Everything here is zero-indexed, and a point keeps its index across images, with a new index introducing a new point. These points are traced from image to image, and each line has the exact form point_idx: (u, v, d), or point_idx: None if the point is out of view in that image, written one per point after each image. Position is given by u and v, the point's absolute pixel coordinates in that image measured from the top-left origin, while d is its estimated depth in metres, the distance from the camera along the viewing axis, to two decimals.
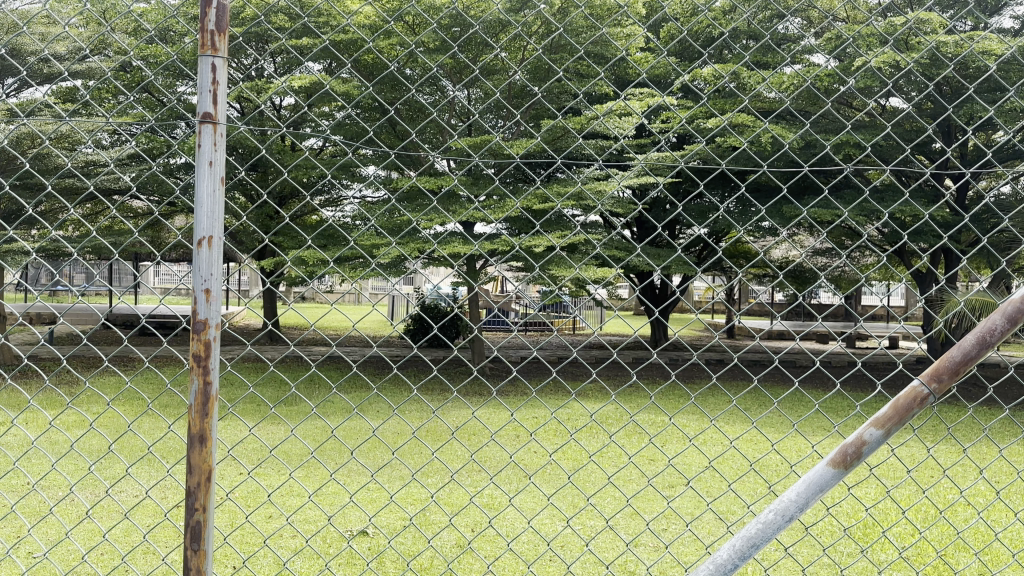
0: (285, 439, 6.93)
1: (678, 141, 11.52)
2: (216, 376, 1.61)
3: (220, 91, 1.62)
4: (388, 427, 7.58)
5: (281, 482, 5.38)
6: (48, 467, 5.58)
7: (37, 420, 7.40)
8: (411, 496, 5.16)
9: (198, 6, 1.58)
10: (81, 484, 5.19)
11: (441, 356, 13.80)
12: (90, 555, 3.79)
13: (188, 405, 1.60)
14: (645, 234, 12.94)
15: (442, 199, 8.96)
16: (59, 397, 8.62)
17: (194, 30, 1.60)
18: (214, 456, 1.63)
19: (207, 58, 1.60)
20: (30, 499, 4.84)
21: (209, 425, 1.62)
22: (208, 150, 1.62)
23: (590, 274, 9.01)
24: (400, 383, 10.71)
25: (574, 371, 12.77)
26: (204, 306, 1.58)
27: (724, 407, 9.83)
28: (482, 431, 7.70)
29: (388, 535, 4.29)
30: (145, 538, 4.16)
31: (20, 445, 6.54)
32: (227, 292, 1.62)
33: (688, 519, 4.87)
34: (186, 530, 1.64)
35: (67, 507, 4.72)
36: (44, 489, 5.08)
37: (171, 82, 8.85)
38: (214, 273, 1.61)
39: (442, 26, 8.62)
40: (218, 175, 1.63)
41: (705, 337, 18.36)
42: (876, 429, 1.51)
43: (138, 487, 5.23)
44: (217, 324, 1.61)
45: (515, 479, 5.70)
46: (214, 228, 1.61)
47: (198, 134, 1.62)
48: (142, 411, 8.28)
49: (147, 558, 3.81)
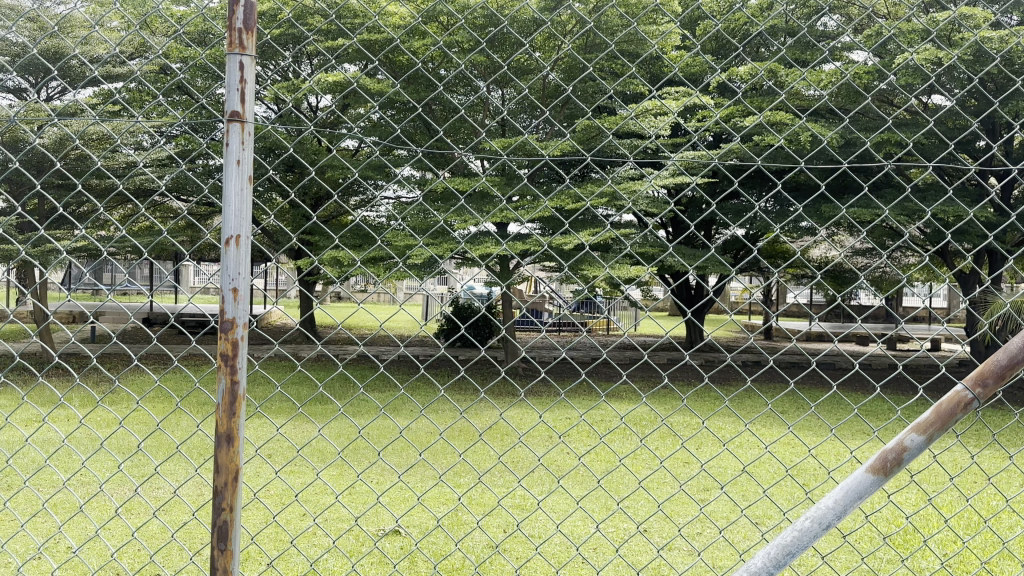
0: (313, 438, 6.99)
1: (712, 140, 11.38)
2: (244, 375, 1.61)
3: (247, 90, 1.62)
4: (415, 426, 7.65)
5: (311, 480, 5.43)
6: (77, 465, 5.71)
7: (68, 417, 7.57)
8: (440, 495, 5.19)
9: (226, 5, 1.59)
10: (112, 480, 5.30)
11: (472, 356, 13.92)
12: (120, 552, 3.86)
13: (216, 405, 1.60)
14: (679, 233, 12.81)
15: (472, 199, 8.96)
16: (90, 396, 8.82)
17: (222, 29, 1.60)
18: (241, 456, 1.63)
19: (234, 57, 1.60)
20: (63, 495, 4.95)
21: (237, 425, 1.62)
22: (235, 149, 1.62)
23: (622, 273, 8.97)
24: (429, 383, 10.84)
25: (607, 372, 12.76)
26: (231, 305, 1.59)
27: (760, 410, 9.74)
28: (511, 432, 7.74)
29: (417, 535, 4.31)
30: (171, 535, 4.21)
31: (51, 441, 6.70)
32: (255, 291, 1.62)
33: (722, 523, 4.81)
34: (213, 530, 1.64)
35: (97, 504, 4.83)
36: (76, 486, 5.19)
37: (205, 83, 8.94)
38: (242, 271, 1.60)
39: (474, 24, 8.65)
40: (246, 174, 1.63)
41: (739, 338, 18.22)
42: (918, 435, 1.45)
43: (166, 484, 5.31)
44: (246, 324, 1.62)
45: (546, 480, 5.70)
46: (242, 227, 1.62)
47: (225, 132, 1.62)
48: (171, 409, 8.41)
49: (176, 556, 3.87)
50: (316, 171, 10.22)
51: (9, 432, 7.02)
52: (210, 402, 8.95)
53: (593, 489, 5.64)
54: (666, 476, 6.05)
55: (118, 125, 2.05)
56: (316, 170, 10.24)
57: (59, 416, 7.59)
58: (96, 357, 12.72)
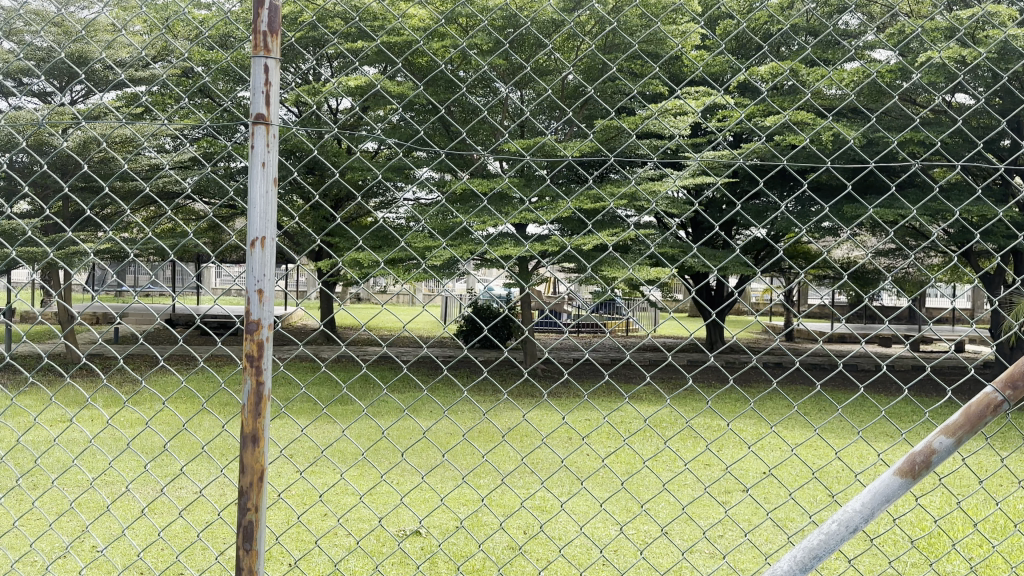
0: (336, 438, 7.03)
1: (734, 140, 11.29)
2: (269, 376, 1.62)
3: (272, 92, 1.63)
4: (437, 428, 7.67)
5: (333, 481, 5.47)
6: (105, 465, 5.79)
7: (96, 418, 7.67)
8: (462, 496, 5.20)
9: (251, 8, 1.60)
10: (138, 480, 5.36)
11: (493, 357, 13.94)
12: (147, 551, 3.91)
13: (242, 405, 1.61)
14: (700, 234, 12.73)
15: (493, 201, 8.96)
16: (117, 396, 8.93)
17: (247, 32, 1.61)
18: (266, 456, 1.64)
19: (259, 59, 1.61)
20: (90, 495, 5.01)
21: (261, 425, 1.62)
22: (260, 151, 1.63)
23: (643, 275, 8.92)
24: (450, 385, 10.86)
25: (628, 374, 12.72)
26: (256, 306, 1.60)
27: (784, 412, 9.66)
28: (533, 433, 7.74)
29: (439, 536, 4.33)
30: (197, 535, 4.26)
31: (79, 441, 6.80)
32: (279, 292, 1.63)
33: (745, 526, 4.78)
34: (238, 530, 1.65)
35: (125, 503, 4.90)
36: (102, 485, 5.25)
37: (227, 87, 9.01)
38: (267, 273, 1.61)
39: (494, 25, 8.65)
40: (270, 176, 1.64)
41: (762, 340, 18.09)
42: (946, 437, 1.43)
43: (191, 484, 5.37)
44: (270, 324, 1.63)
45: (568, 482, 5.69)
46: (266, 229, 1.62)
47: (250, 134, 1.63)
48: (195, 410, 8.49)
49: (201, 555, 3.92)
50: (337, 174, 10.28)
51: (38, 432, 7.13)
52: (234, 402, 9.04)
53: (615, 491, 5.63)
54: (688, 478, 6.02)
55: (145, 128, 2.07)
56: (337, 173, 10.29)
57: (86, 417, 7.69)
58: (121, 357, 12.88)
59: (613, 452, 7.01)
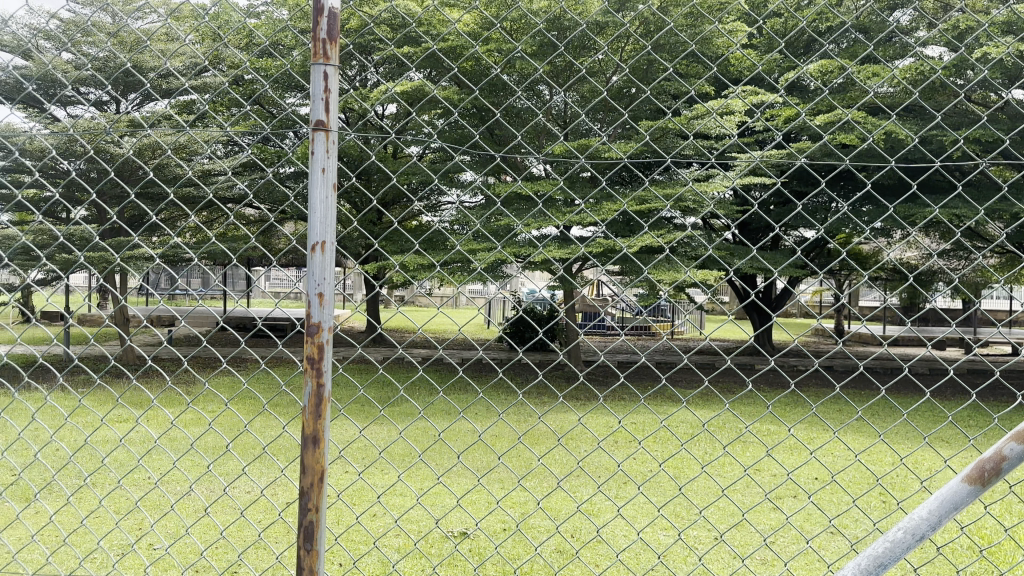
0: (395, 439, 7.13)
1: (785, 140, 11.09)
2: (329, 378, 1.65)
3: (332, 99, 1.66)
4: (493, 430, 7.70)
5: (388, 482, 5.54)
6: (168, 464, 5.97)
7: (159, 418, 7.91)
8: (514, 499, 5.21)
9: (311, 16, 1.63)
10: (199, 480, 5.50)
11: (541, 360, 13.93)
12: (208, 549, 4.02)
13: (303, 406, 1.64)
14: (751, 235, 12.52)
15: (541, 204, 8.92)
16: (177, 397, 9.18)
17: (307, 39, 1.64)
18: (327, 457, 1.67)
19: (319, 67, 1.65)
20: (153, 494, 5.16)
21: (322, 427, 1.65)
22: (320, 157, 1.66)
23: (694, 277, 8.79)
24: (499, 387, 10.88)
25: (678, 377, 12.59)
26: (317, 309, 1.62)
27: (846, 418, 9.44)
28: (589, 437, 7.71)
29: (491, 539, 4.35)
30: (255, 534, 4.36)
31: (145, 440, 7.03)
32: (340, 296, 1.65)
33: (804, 534, 4.69)
34: (299, 529, 1.68)
35: (186, 502, 5.04)
36: (169, 485, 5.40)
37: (278, 94, 9.17)
38: (328, 278, 1.64)
39: (540, 27, 8.63)
40: (330, 181, 1.66)
41: (816, 343, 17.72)
42: (1019, 443, 1.38)
43: (252, 485, 5.48)
44: (331, 327, 1.65)
45: (622, 487, 5.66)
46: (326, 233, 1.65)
47: (311, 141, 1.66)
48: (257, 412, 8.67)
49: (259, 553, 4.01)
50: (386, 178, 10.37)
51: (107, 432, 7.37)
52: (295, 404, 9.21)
53: (670, 496, 5.57)
54: (744, 483, 5.93)
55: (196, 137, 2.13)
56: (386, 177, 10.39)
57: (149, 417, 7.93)
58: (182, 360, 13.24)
59: (669, 457, 6.95)
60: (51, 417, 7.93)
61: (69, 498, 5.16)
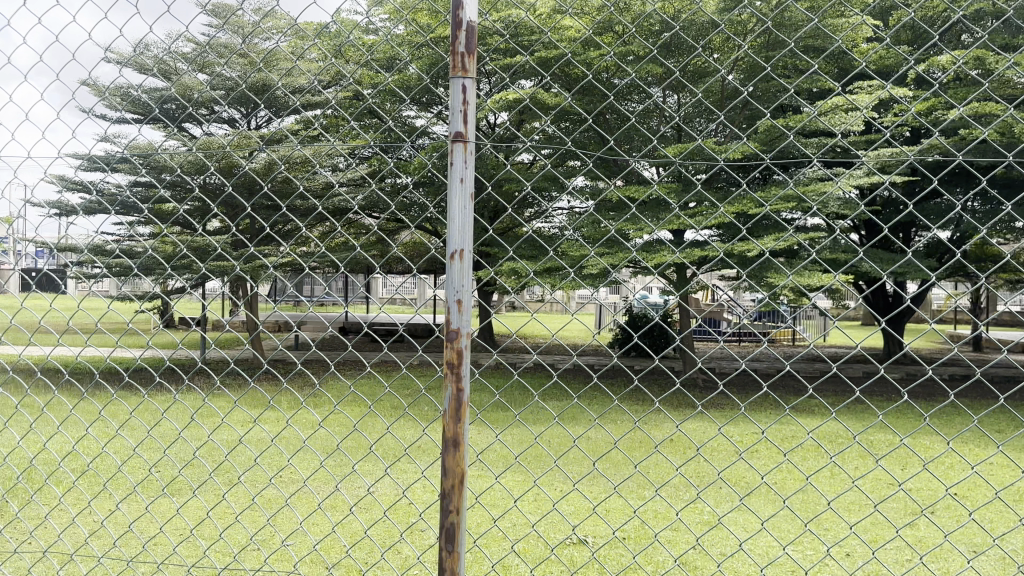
0: (530, 442, 7.26)
1: (908, 136, 10.58)
2: (468, 383, 1.72)
3: (470, 110, 1.72)
4: (623, 438, 7.59)
5: (525, 490, 5.58)
6: (311, 464, 6.23)
7: (287, 418, 8.30)
8: (654, 510, 5.10)
9: (449, 32, 1.69)
10: (339, 480, 5.70)
11: (646, 365, 13.79)
12: (350, 548, 4.14)
13: (443, 411, 1.72)
14: (871, 237, 11.95)
15: (644, 206, 8.83)
16: (298, 399, 9.66)
17: (446, 54, 1.71)
18: (466, 459, 1.74)
19: (458, 80, 1.71)
20: (299, 493, 5.38)
21: (461, 430, 1.73)
22: (459, 167, 1.71)
23: (809, 281, 8.45)
24: (605, 393, 10.85)
25: (793, 385, 12.17)
26: (456, 316, 1.69)
27: (999, 431, 8.79)
28: (725, 447, 7.47)
29: (631, 552, 4.27)
30: (398, 536, 4.49)
31: (286, 439, 7.35)
32: (477, 303, 1.71)
33: (972, 560, 4.34)
34: (442, 530, 1.77)
35: (327, 501, 5.23)
36: (307, 482, 5.71)
37: (391, 106, 9.50)
38: (466, 286, 1.71)
39: (646, 32, 8.59)
40: (469, 191, 1.72)
41: (943, 350, 16.74)
42: None
43: (390, 487, 5.64)
44: (469, 333, 1.72)
45: (768, 502, 5.44)
46: (464, 242, 1.71)
47: (451, 152, 1.72)
48: (399, 414, 9.00)
49: (401, 556, 4.12)
50: (492, 186, 10.53)
51: (258, 432, 7.84)
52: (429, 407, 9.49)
53: (819, 511, 5.30)
54: (896, 500, 5.58)
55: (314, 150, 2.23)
56: (492, 184, 10.52)
57: (272, 417, 8.35)
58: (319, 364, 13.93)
59: (816, 470, 6.62)
60: (200, 418, 8.55)
61: (219, 491, 5.55)
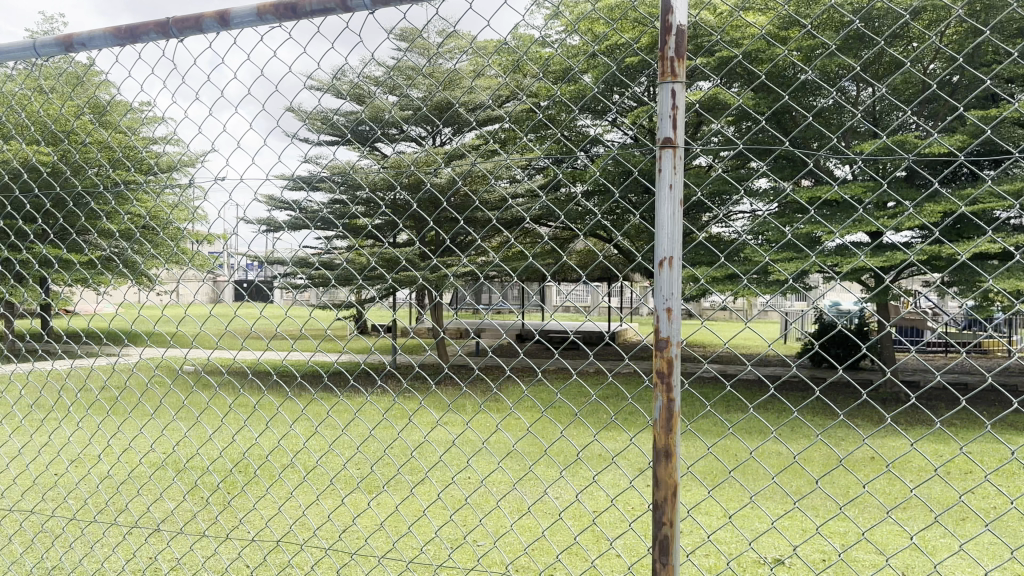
0: (705, 456, 7.31)
1: None
2: (678, 392, 1.63)
3: (679, 115, 1.60)
4: (774, 452, 7.60)
5: (700, 501, 5.72)
6: (493, 466, 6.64)
7: (455, 420, 8.83)
8: (830, 528, 5.13)
9: (659, 36, 1.59)
10: (520, 483, 6.04)
11: (778, 374, 13.60)
12: (530, 550, 4.46)
13: (654, 421, 1.64)
14: None
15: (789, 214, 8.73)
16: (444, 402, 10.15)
17: (654, 59, 1.59)
18: (678, 471, 1.66)
19: (667, 85, 1.60)
20: (481, 493, 5.75)
21: (673, 441, 1.64)
22: (668, 174, 1.61)
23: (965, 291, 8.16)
24: (739, 405, 10.81)
25: (937, 399, 11.75)
26: (666, 324, 1.61)
27: None
28: (877, 463, 7.34)
29: (807, 568, 4.36)
30: (574, 538, 4.75)
31: (470, 440, 7.88)
32: (686, 309, 1.61)
33: None
34: (653, 544, 1.69)
35: (512, 502, 5.57)
36: (495, 485, 6.02)
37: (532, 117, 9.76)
38: (675, 291, 1.61)
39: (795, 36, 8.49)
40: (678, 197, 1.61)
41: None
42: None
43: (567, 492, 5.92)
44: (678, 341, 1.63)
45: (951, 525, 5.32)
46: (674, 248, 1.61)
47: (658, 159, 1.62)
48: (547, 419, 9.32)
49: (578, 559, 4.39)
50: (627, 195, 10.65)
51: (440, 433, 8.19)
52: (608, 417, 9.78)
53: (1005, 537, 5.13)
54: None
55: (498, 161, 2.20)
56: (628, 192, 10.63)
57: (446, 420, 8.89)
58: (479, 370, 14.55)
59: (990, 493, 6.40)
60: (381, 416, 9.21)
61: (407, 488, 5.91)
